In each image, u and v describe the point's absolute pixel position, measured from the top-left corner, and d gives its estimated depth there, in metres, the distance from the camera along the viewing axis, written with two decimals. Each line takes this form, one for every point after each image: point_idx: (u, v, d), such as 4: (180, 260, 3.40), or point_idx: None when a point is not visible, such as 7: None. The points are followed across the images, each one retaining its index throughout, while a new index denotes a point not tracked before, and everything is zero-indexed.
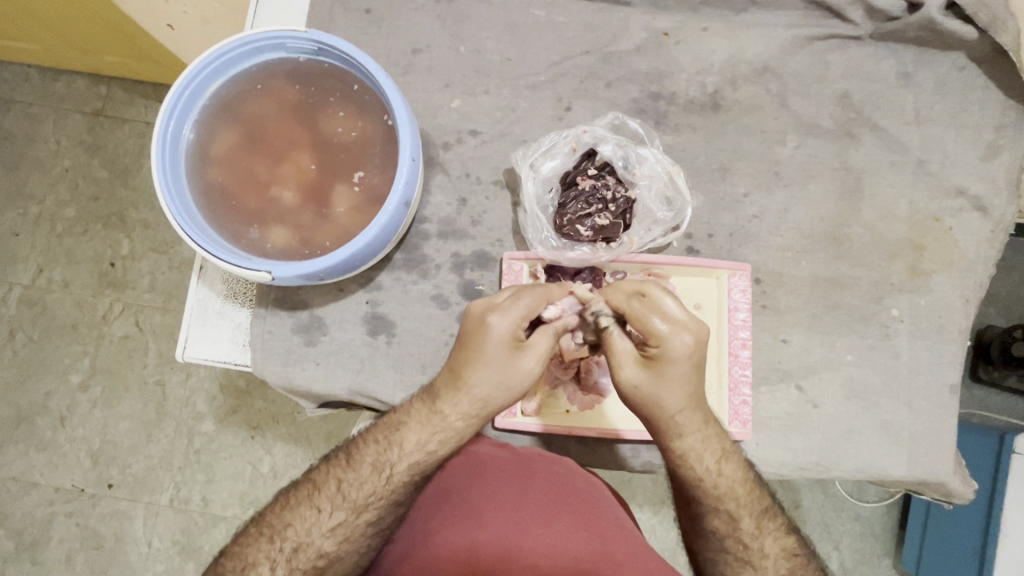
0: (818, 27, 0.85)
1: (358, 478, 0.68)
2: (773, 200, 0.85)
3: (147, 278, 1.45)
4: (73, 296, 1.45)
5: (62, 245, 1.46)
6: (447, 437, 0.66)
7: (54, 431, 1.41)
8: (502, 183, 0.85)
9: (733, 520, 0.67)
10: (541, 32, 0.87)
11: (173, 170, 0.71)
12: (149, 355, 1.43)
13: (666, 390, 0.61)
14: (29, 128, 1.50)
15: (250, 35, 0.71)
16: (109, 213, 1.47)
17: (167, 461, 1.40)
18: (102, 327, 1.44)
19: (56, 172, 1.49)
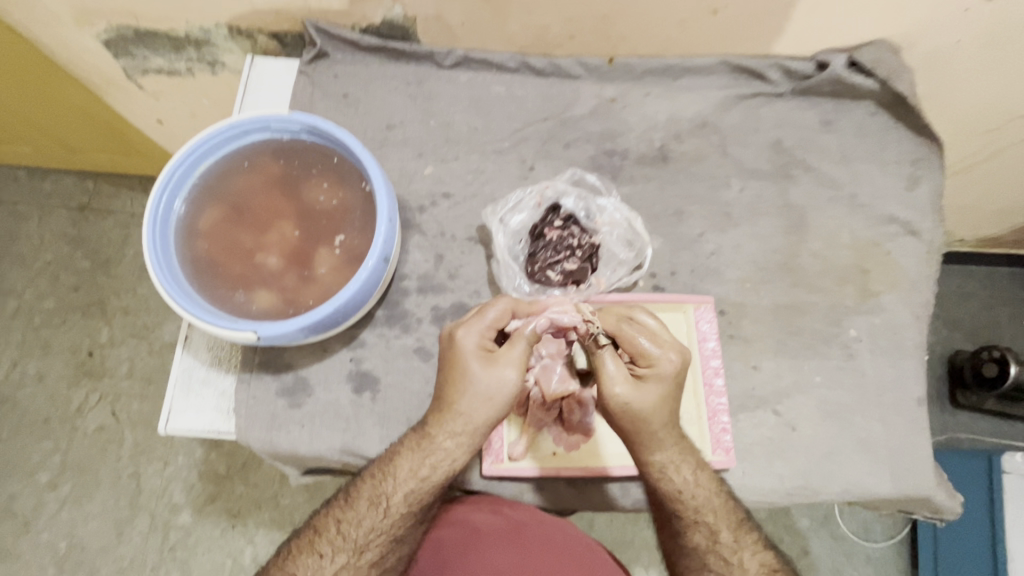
0: (745, 87, 0.96)
1: (357, 517, 0.74)
2: (727, 237, 0.92)
3: (126, 364, 1.44)
4: (46, 391, 1.42)
5: (39, 337, 1.46)
6: (446, 459, 0.73)
7: (16, 537, 1.33)
8: (475, 239, 0.90)
9: (712, 534, 0.74)
10: (503, 104, 0.96)
11: (162, 242, 0.74)
12: (125, 446, 1.39)
13: (647, 406, 0.70)
14: (13, 224, 1.54)
15: (235, 119, 0.77)
16: (89, 302, 1.49)
17: (140, 562, 1.32)
18: (76, 419, 1.40)
19: (38, 265, 1.51)
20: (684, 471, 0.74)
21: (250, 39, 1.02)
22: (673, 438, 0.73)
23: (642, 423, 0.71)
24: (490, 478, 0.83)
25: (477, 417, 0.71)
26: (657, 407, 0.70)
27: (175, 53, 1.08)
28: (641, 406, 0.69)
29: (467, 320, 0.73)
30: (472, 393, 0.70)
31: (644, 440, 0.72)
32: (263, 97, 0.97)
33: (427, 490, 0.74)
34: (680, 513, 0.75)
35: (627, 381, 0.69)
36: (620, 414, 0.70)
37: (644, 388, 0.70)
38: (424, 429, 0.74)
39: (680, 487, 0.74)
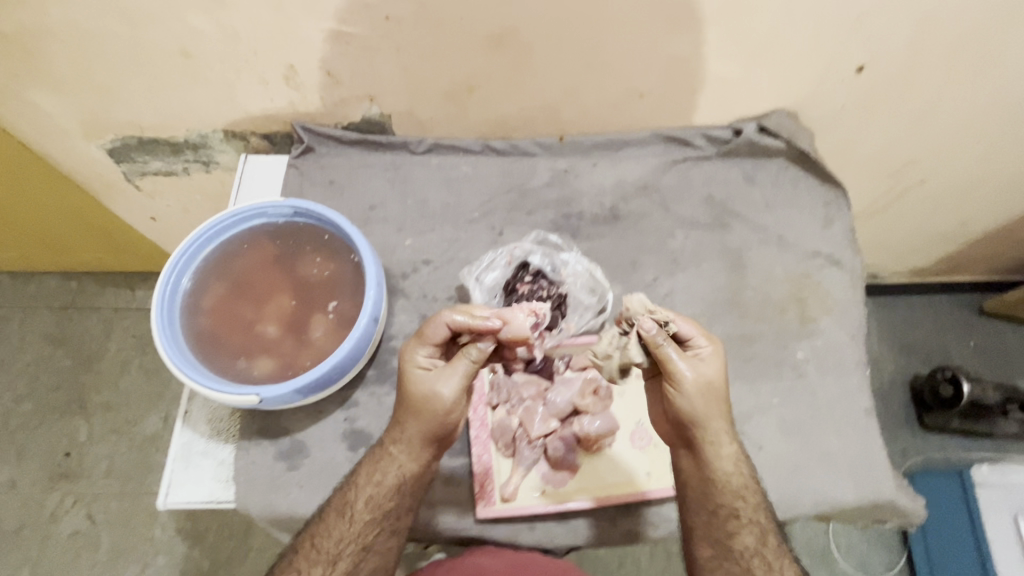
0: (676, 153, 1.13)
1: (327, 527, 0.79)
2: (678, 281, 1.04)
3: (103, 462, 1.79)
4: (23, 498, 1.75)
5: (17, 442, 1.81)
6: (398, 467, 0.80)
7: None
8: (455, 298, 1.00)
9: (762, 536, 0.80)
10: (471, 181, 1.10)
11: (169, 320, 0.82)
12: (101, 546, 1.69)
13: (715, 385, 0.78)
14: (51, 349, 1.93)
15: (236, 209, 0.88)
16: (70, 403, 1.86)
17: None
18: (50, 525, 1.72)
19: (52, 388, 1.88)
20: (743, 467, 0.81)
21: (242, 141, 1.16)
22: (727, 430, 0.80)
23: (712, 404, 0.78)
24: (484, 522, 0.86)
25: (421, 426, 0.79)
26: (720, 390, 0.79)
27: (174, 156, 1.21)
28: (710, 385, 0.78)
29: (415, 337, 0.80)
30: (418, 409, 0.78)
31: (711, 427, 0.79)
32: (255, 189, 1.09)
33: (386, 495, 0.80)
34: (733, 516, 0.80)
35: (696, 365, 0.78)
36: (694, 393, 0.77)
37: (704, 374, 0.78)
38: (384, 441, 0.81)
39: (741, 482, 0.80)
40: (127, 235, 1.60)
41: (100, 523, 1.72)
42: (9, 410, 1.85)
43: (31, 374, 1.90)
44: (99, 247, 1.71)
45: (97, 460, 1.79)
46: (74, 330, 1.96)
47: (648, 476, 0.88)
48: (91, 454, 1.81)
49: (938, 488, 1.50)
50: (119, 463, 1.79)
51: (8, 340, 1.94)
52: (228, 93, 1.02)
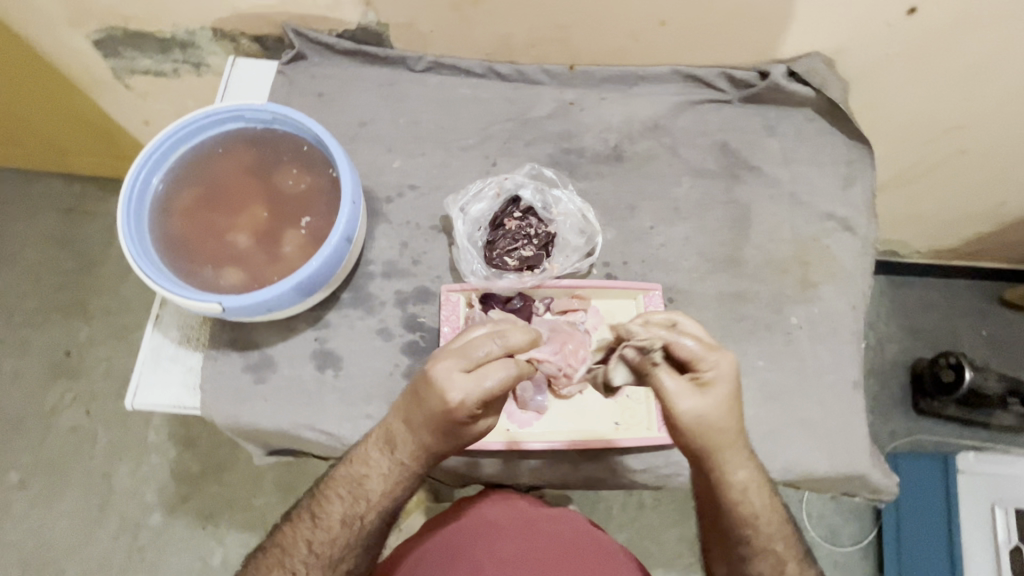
0: (695, 94, 1.04)
1: (330, 535, 0.78)
2: (676, 231, 0.98)
3: (102, 364, 1.85)
4: (25, 390, 1.82)
5: (19, 337, 1.87)
6: (409, 480, 0.76)
7: None
8: (439, 228, 0.95)
9: (769, 554, 0.76)
10: (469, 105, 1.03)
11: (136, 220, 0.79)
12: (97, 443, 1.78)
13: (712, 417, 0.67)
14: (55, 249, 1.95)
15: (211, 108, 0.83)
16: (70, 307, 1.90)
17: (107, 563, 1.68)
18: (51, 417, 1.80)
19: (54, 287, 1.92)
20: (755, 489, 0.74)
21: (233, 42, 1.09)
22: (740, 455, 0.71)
23: (716, 438, 0.68)
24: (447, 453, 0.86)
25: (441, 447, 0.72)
26: (723, 420, 0.67)
27: (163, 54, 1.15)
28: (709, 424, 0.67)
29: (454, 379, 0.66)
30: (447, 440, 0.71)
31: (718, 458, 0.70)
32: (243, 95, 1.03)
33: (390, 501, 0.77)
34: (739, 531, 0.75)
35: (691, 396, 0.66)
36: (695, 429, 0.67)
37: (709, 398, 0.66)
38: (391, 451, 0.74)
39: (749, 503, 0.74)
40: (124, 139, 1.57)
41: (98, 420, 1.79)
42: (12, 306, 1.90)
43: (34, 273, 1.93)
44: (98, 151, 1.69)
45: (96, 361, 1.85)
46: (77, 233, 1.98)
47: (616, 427, 0.88)
48: (91, 354, 1.87)
49: (916, 474, 1.43)
50: (118, 366, 1.86)
51: (13, 237, 1.96)
52: None
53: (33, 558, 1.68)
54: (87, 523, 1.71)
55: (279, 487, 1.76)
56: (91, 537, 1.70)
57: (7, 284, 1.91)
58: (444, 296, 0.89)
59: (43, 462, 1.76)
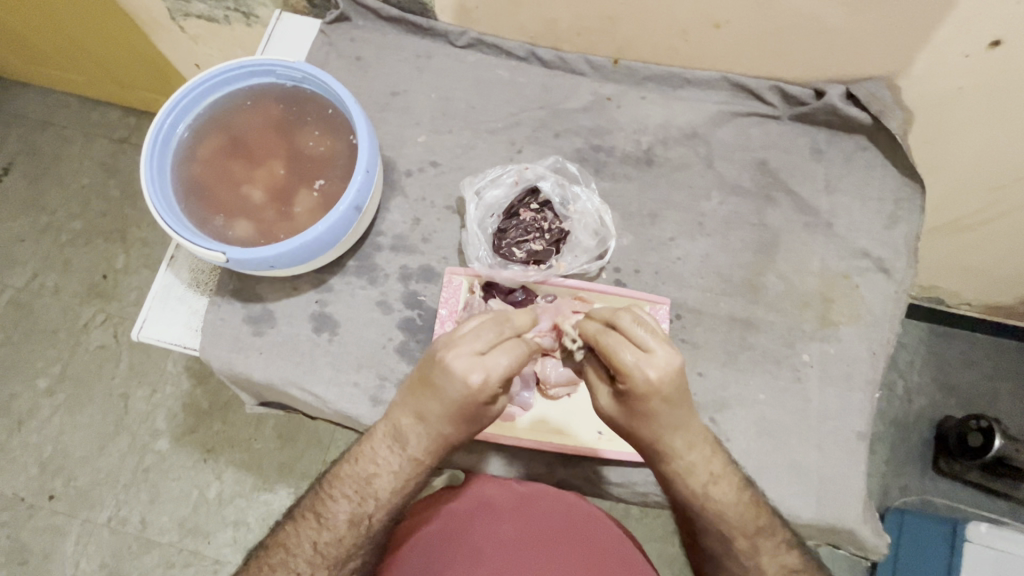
0: (741, 105, 0.99)
1: (336, 534, 0.73)
2: (696, 246, 0.94)
3: (134, 291, 1.96)
4: (61, 305, 1.94)
5: (63, 256, 1.98)
6: (423, 473, 0.72)
7: (12, 433, 1.82)
8: (453, 209, 0.94)
9: (735, 546, 0.72)
10: (503, 88, 1.01)
11: (160, 161, 0.81)
12: (120, 365, 1.88)
13: (630, 420, 0.68)
14: (106, 176, 2.05)
15: (244, 60, 0.83)
16: (112, 233, 2.00)
17: (113, 477, 1.79)
18: (82, 334, 1.91)
19: (100, 212, 2.02)
20: (704, 477, 0.71)
21: None
22: (682, 447, 0.68)
23: (641, 434, 0.68)
24: None
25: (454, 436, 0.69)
26: (643, 423, 0.67)
27: (215, 2, 1.16)
28: (631, 420, 0.68)
29: (465, 363, 0.63)
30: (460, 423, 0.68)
31: (653, 451, 0.69)
32: (283, 49, 1.04)
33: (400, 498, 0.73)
34: (700, 520, 0.72)
35: (607, 394, 0.69)
36: (613, 425, 0.70)
37: (628, 402, 0.66)
38: (402, 447, 0.70)
39: (698, 493, 0.71)
40: (178, 80, 1.63)
41: (123, 344, 1.90)
42: (62, 225, 2.02)
43: (84, 198, 2.04)
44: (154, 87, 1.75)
45: (129, 289, 1.96)
46: (129, 166, 2.09)
47: (599, 436, 0.85)
48: (125, 281, 1.97)
49: (922, 539, 1.30)
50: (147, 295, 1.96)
51: (70, 161, 2.08)
52: None
53: (49, 461, 1.80)
54: (101, 438, 1.82)
55: (279, 435, 1.83)
56: (102, 451, 1.81)
57: (60, 204, 2.03)
58: (446, 277, 0.87)
59: (70, 374, 1.88)
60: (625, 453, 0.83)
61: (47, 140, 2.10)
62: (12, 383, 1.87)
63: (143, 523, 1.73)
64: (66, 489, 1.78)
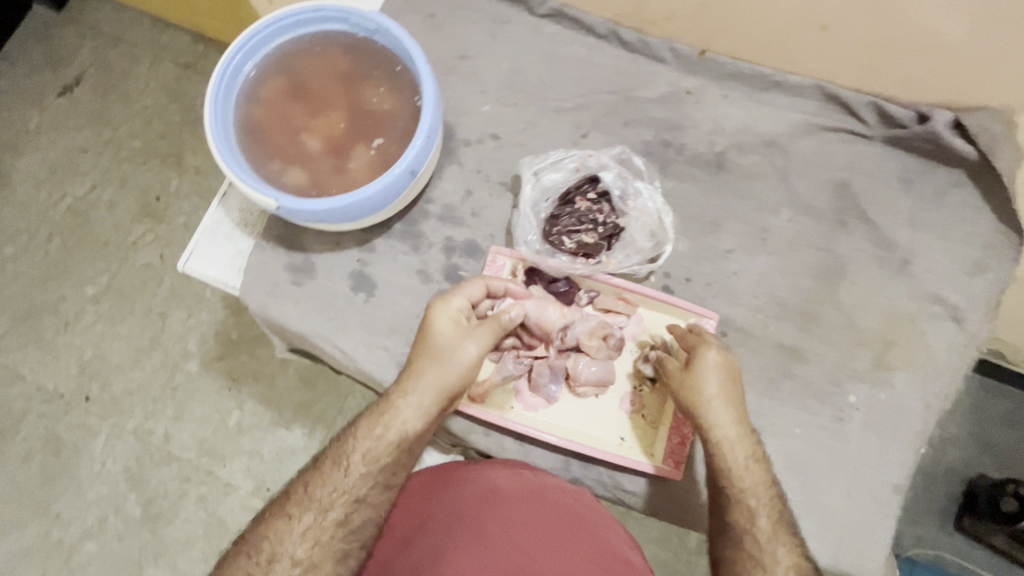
0: (829, 119, 0.91)
1: (320, 480, 0.75)
2: (754, 263, 0.88)
3: (182, 217, 2.01)
4: (114, 220, 2.01)
5: (120, 172, 2.05)
6: (401, 423, 0.74)
7: (57, 332, 1.92)
8: (507, 186, 0.91)
9: (751, 516, 0.70)
10: (577, 66, 0.95)
11: (224, 97, 0.80)
12: (162, 285, 1.95)
13: (697, 383, 0.73)
14: (169, 99, 2.09)
15: (319, 3, 0.81)
16: (168, 156, 2.04)
17: (143, 389, 1.88)
18: (130, 251, 1.98)
19: (159, 133, 2.06)
20: (738, 451, 0.72)
21: None
22: (725, 417, 0.72)
23: (693, 397, 0.73)
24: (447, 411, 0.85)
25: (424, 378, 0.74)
26: (708, 386, 0.73)
27: None
28: (695, 382, 0.73)
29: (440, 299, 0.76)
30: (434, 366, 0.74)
31: (697, 414, 0.73)
32: None
33: (395, 466, 0.76)
34: (724, 490, 0.72)
35: (677, 367, 0.75)
36: (677, 394, 0.74)
37: (695, 364, 0.74)
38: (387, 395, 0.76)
39: (731, 464, 0.71)
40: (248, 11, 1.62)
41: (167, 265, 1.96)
42: (122, 141, 2.07)
43: (145, 118, 2.08)
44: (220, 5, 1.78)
45: (178, 214, 2.01)
46: (191, 91, 2.12)
47: (620, 442, 0.83)
48: (176, 206, 2.03)
49: None
50: (195, 222, 2.02)
51: (136, 79, 2.12)
52: None
53: (88, 364, 1.90)
54: (137, 350, 1.90)
55: (300, 376, 1.88)
56: (137, 363, 1.90)
57: (123, 121, 2.08)
58: (491, 256, 0.86)
59: (115, 286, 1.96)
60: (643, 463, 0.81)
61: (118, 56, 2.14)
62: (63, 287, 1.96)
63: (167, 437, 1.82)
64: (101, 392, 1.88)
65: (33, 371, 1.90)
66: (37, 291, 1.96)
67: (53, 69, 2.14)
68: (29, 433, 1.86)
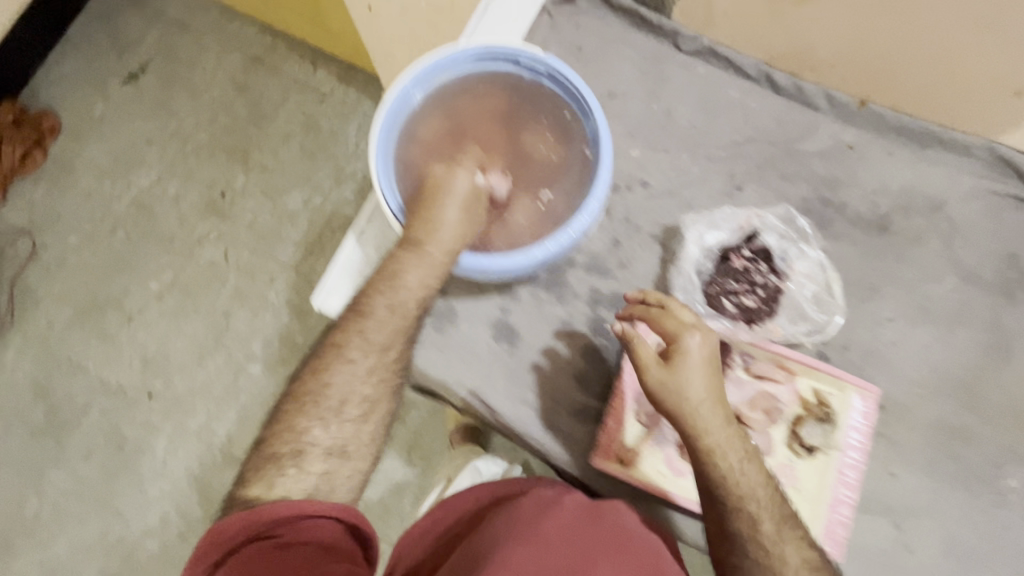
0: (1000, 184, 0.87)
1: (345, 368, 0.71)
2: (915, 334, 0.85)
3: (247, 216, 1.96)
4: (178, 215, 1.97)
5: (185, 166, 2.00)
6: (409, 285, 0.71)
7: (119, 327, 1.90)
8: (658, 238, 0.87)
9: (756, 522, 0.65)
10: (732, 111, 0.91)
11: (385, 137, 0.76)
12: (225, 286, 1.90)
13: (680, 389, 0.66)
14: (237, 92, 2.04)
15: (491, 44, 0.77)
16: (234, 151, 2.00)
17: (207, 389, 1.87)
18: (195, 248, 1.95)
19: (223, 127, 2.01)
20: (730, 457, 0.66)
21: None
22: (715, 418, 0.66)
23: (674, 399, 0.66)
24: (590, 471, 0.83)
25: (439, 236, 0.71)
26: (693, 387, 0.66)
27: None
28: (682, 387, 0.66)
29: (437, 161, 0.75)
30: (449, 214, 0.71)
31: (684, 421, 0.66)
32: (499, 20, 0.94)
33: (406, 324, 0.73)
34: (721, 497, 0.66)
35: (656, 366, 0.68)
36: (657, 397, 0.67)
37: (674, 367, 0.67)
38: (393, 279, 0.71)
39: (725, 471, 0.65)
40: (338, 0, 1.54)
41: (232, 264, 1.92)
42: (188, 134, 2.03)
43: (212, 111, 2.03)
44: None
45: (243, 212, 1.96)
46: (257, 84, 2.04)
47: None
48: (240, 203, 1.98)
49: None
50: (260, 222, 1.96)
51: (203, 69, 2.06)
52: None
53: (151, 360, 1.88)
54: (201, 350, 1.88)
55: None
56: (200, 363, 1.88)
57: (188, 113, 2.04)
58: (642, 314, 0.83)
59: (180, 283, 1.92)
60: None
61: (184, 45, 2.08)
62: (126, 280, 1.93)
63: (230, 439, 1.82)
64: (164, 389, 1.86)
65: (96, 363, 1.88)
66: (100, 284, 1.93)
67: (117, 54, 2.08)
68: (91, 426, 1.83)
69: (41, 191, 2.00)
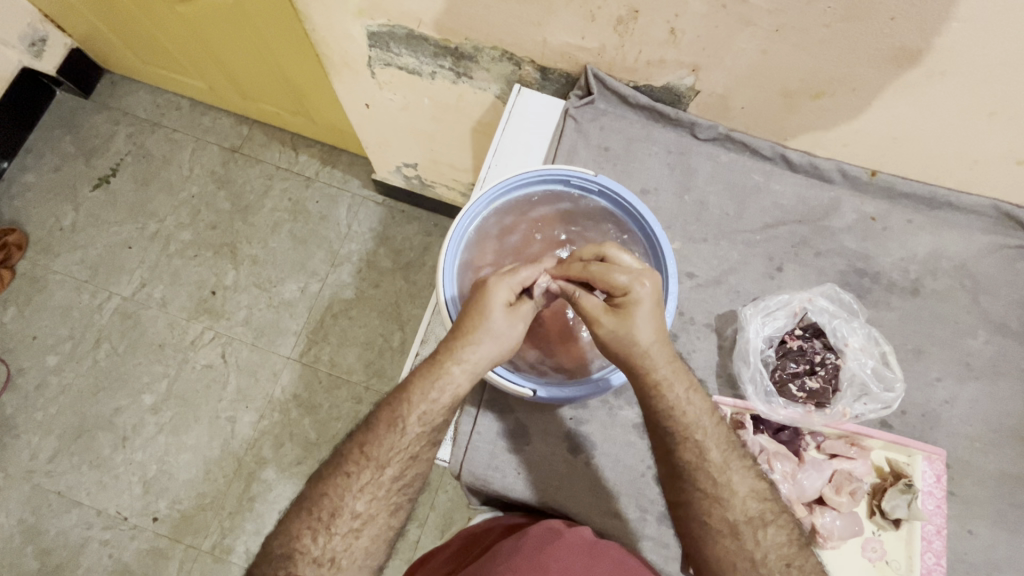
0: (1010, 238, 0.93)
1: (379, 438, 0.73)
2: (964, 389, 0.89)
3: (243, 310, 1.72)
4: (167, 317, 1.72)
5: (169, 266, 1.77)
6: (454, 387, 0.72)
7: (113, 450, 1.60)
8: (712, 326, 0.90)
9: (701, 454, 0.72)
10: (759, 195, 0.95)
11: (451, 273, 0.81)
12: (227, 388, 1.65)
13: (633, 334, 0.70)
14: (221, 177, 1.85)
15: (546, 170, 0.85)
16: (222, 243, 1.79)
17: (218, 504, 1.55)
18: (189, 352, 1.69)
19: (207, 214, 1.81)
20: (694, 405, 0.73)
21: (514, 66, 1.00)
22: (662, 360, 0.71)
23: (627, 354, 0.71)
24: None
25: (480, 351, 0.72)
26: (643, 335, 0.70)
27: (430, 58, 1.05)
28: (631, 334, 0.70)
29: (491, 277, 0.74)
30: (488, 345, 0.72)
31: (637, 364, 0.71)
32: (521, 130, 0.98)
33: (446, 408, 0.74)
34: (669, 431, 0.72)
35: (614, 317, 0.70)
36: (612, 346, 0.71)
37: (626, 315, 0.70)
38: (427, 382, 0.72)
39: (687, 422, 0.72)
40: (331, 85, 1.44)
41: (232, 364, 1.67)
42: (171, 232, 1.80)
43: (194, 207, 1.82)
44: (279, 86, 1.59)
45: (237, 307, 1.72)
46: (240, 175, 1.86)
47: None
48: (233, 298, 1.74)
49: None
50: (257, 316, 1.72)
51: (178, 157, 1.87)
52: (542, 16, 0.85)
53: (153, 482, 1.58)
54: (207, 463, 1.59)
55: None
56: (205, 478, 1.57)
57: (164, 207, 1.82)
58: (713, 408, 0.85)
59: (175, 394, 1.65)
60: None
61: (156, 142, 1.88)
62: (116, 396, 1.65)
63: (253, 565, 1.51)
64: (171, 511, 1.55)
65: (91, 494, 1.57)
66: (88, 404, 1.64)
67: (75, 147, 1.87)
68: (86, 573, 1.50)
69: (12, 314, 1.71)
